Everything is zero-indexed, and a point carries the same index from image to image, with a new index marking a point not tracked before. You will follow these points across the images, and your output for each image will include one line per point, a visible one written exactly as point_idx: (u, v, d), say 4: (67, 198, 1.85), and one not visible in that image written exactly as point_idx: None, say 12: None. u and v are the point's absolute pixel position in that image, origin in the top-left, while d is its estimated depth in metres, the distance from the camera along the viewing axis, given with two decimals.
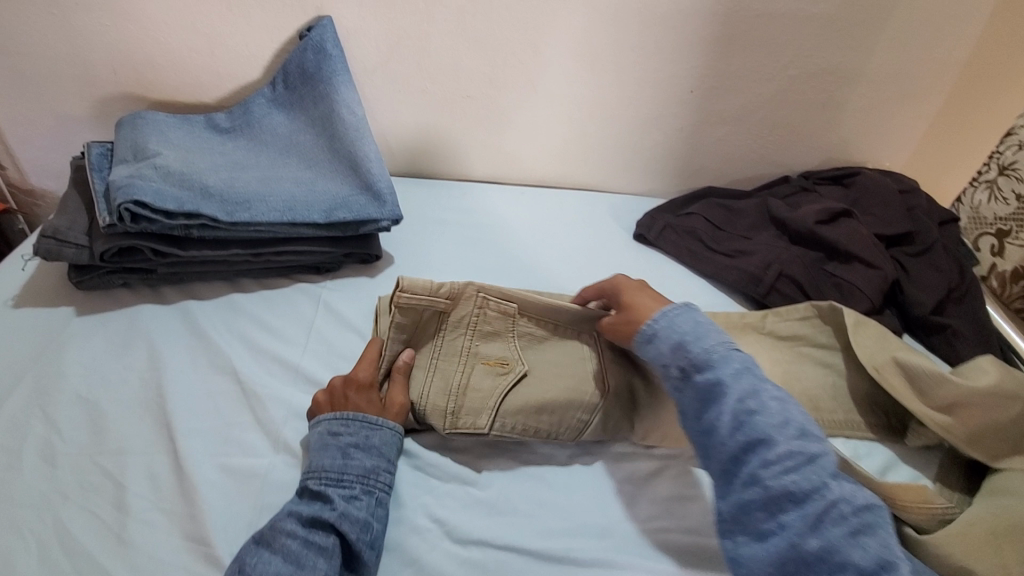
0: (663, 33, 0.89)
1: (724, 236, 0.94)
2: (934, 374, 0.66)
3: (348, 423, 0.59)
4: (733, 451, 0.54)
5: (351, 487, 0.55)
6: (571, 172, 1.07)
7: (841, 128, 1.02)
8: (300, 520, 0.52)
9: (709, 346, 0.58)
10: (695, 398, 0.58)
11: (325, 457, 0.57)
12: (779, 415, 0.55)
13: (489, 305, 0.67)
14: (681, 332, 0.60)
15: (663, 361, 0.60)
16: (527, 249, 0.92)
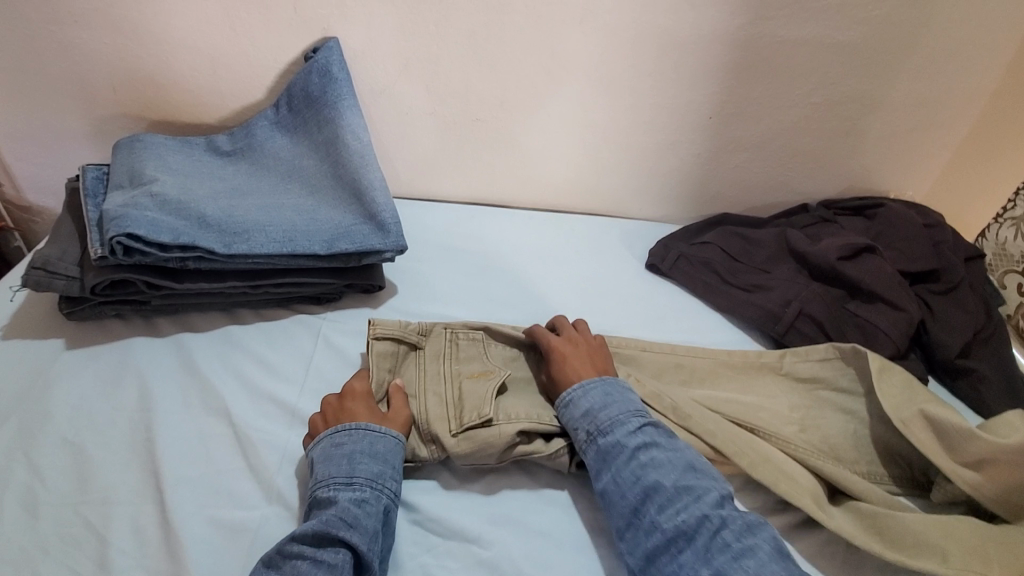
0: (680, 57, 0.86)
1: (740, 268, 0.91)
2: (963, 429, 0.63)
3: (358, 434, 0.58)
4: (633, 502, 0.56)
5: (360, 498, 0.53)
6: (581, 197, 1.03)
7: (863, 156, 0.99)
8: (310, 536, 0.50)
9: (610, 411, 0.62)
10: (598, 458, 0.60)
11: (333, 469, 0.56)
12: (666, 461, 0.58)
13: (457, 337, 0.71)
14: (587, 397, 0.64)
15: (574, 425, 0.63)
16: (536, 277, 0.89)
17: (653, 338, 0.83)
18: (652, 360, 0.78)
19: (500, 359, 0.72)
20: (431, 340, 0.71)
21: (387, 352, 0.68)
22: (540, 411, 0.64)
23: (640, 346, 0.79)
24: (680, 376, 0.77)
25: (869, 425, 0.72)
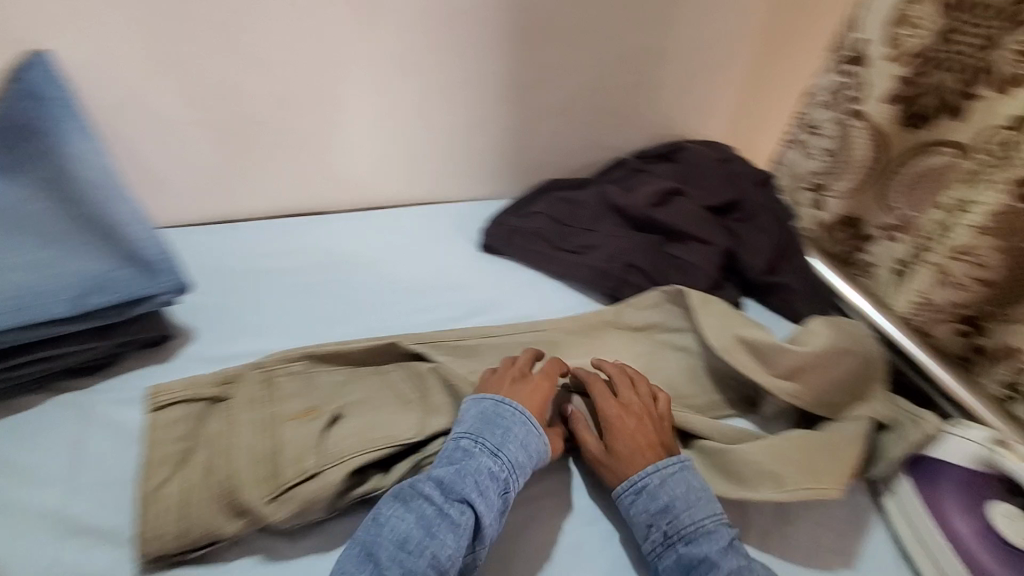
0: (468, 29, 0.84)
1: (569, 231, 0.91)
2: (773, 345, 0.68)
3: (526, 425, 0.59)
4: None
5: (503, 474, 0.56)
6: (400, 186, 0.96)
7: (663, 104, 1.03)
8: (464, 492, 0.53)
9: (700, 519, 0.56)
10: (677, 565, 0.55)
11: (499, 438, 0.57)
12: None
13: (272, 373, 0.65)
14: (673, 491, 0.58)
15: (646, 520, 0.57)
16: (359, 287, 0.81)
17: (496, 321, 0.80)
18: (496, 345, 0.74)
19: (330, 386, 0.65)
20: (241, 384, 0.63)
21: (180, 418, 0.59)
22: (375, 437, 0.58)
23: (482, 333, 0.75)
24: None
25: (702, 358, 0.75)
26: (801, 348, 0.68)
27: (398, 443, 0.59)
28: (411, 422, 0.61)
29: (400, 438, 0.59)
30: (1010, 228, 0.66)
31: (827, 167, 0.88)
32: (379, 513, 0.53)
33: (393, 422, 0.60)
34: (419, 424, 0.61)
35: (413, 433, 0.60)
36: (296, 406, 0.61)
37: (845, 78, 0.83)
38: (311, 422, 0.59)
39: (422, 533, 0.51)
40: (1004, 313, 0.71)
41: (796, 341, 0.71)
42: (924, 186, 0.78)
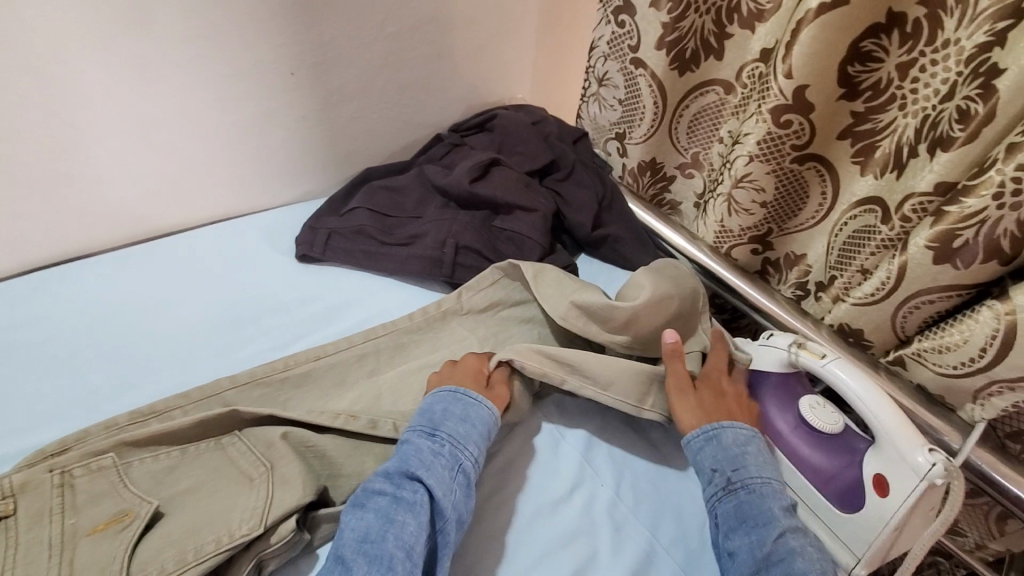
0: (213, 11, 0.70)
1: (395, 223, 0.85)
2: (604, 305, 0.69)
3: (461, 400, 0.60)
4: (755, 563, 0.52)
5: (446, 449, 0.56)
6: (197, 207, 0.85)
7: (467, 72, 1.00)
8: (411, 472, 0.53)
9: (758, 480, 0.58)
10: (734, 510, 0.56)
11: (435, 421, 0.58)
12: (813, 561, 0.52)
13: (69, 473, 0.51)
14: (746, 450, 0.60)
15: (713, 465, 0.59)
16: (160, 334, 0.70)
17: (330, 338, 0.73)
18: (332, 365, 0.68)
19: (146, 479, 0.53)
20: (28, 494, 0.49)
21: None
22: (200, 542, 0.48)
23: (312, 356, 0.67)
24: (369, 365, 0.69)
25: (548, 325, 0.76)
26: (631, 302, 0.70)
27: (229, 537, 0.49)
28: (254, 505, 0.51)
29: (233, 531, 0.49)
30: (775, 152, 0.73)
31: (624, 116, 0.93)
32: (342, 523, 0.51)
33: (228, 515, 0.50)
34: (262, 509, 0.51)
35: (246, 525, 0.49)
36: (101, 511, 0.50)
37: (621, 28, 0.85)
38: (119, 534, 0.48)
39: (382, 521, 0.50)
40: (780, 227, 0.82)
41: (625, 293, 0.74)
42: (702, 124, 0.87)
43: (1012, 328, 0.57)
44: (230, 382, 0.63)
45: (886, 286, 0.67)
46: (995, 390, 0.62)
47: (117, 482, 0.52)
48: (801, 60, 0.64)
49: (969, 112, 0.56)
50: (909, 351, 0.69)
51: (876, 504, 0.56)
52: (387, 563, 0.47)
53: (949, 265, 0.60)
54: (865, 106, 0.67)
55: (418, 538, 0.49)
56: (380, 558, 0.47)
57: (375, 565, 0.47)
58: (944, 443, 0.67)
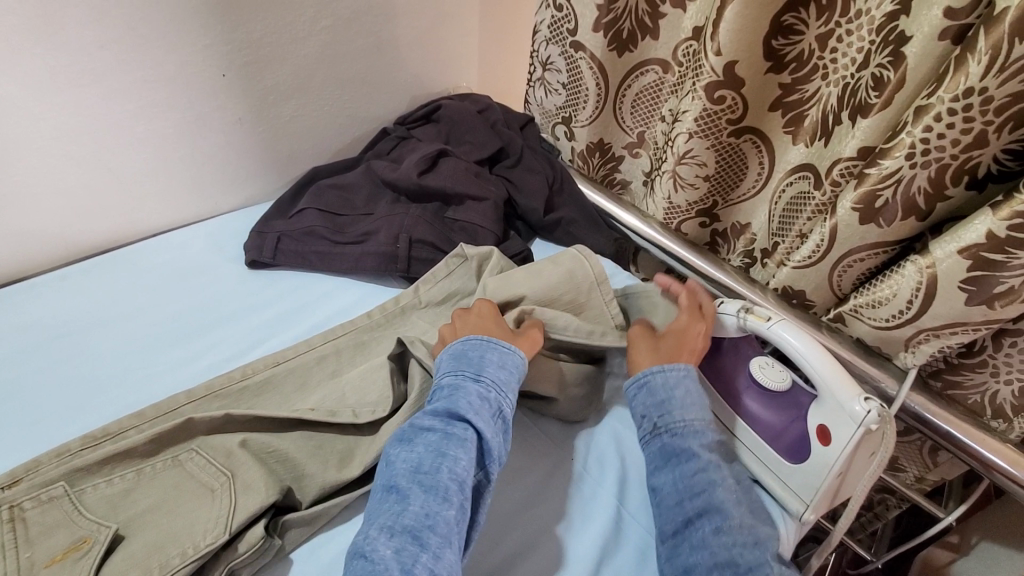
0: (134, 13, 0.67)
1: (346, 221, 0.84)
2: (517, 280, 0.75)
3: (498, 350, 0.63)
4: (678, 497, 0.57)
5: (490, 393, 0.60)
6: (135, 219, 0.82)
7: (408, 63, 0.99)
8: (460, 412, 0.57)
9: (685, 419, 0.62)
10: (659, 452, 0.61)
11: (476, 365, 0.61)
12: (732, 495, 0.57)
13: (22, 506, 0.50)
14: (674, 390, 0.64)
15: (643, 412, 0.64)
16: (107, 354, 0.67)
17: (290, 343, 0.72)
18: (292, 370, 0.67)
19: (103, 503, 0.52)
20: None
21: None
22: (167, 557, 0.48)
23: (269, 363, 0.66)
24: (331, 367, 0.69)
25: None
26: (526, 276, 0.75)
27: (192, 551, 0.49)
28: (218, 516, 0.51)
29: (195, 545, 0.49)
30: (712, 129, 0.75)
31: (568, 100, 0.94)
32: (389, 454, 0.56)
33: (190, 529, 0.50)
34: (226, 518, 0.51)
35: (209, 536, 0.50)
36: (60, 539, 0.49)
37: (559, 12, 0.85)
38: (79, 561, 0.47)
39: (434, 455, 0.54)
40: (724, 200, 0.85)
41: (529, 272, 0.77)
42: (644, 103, 0.89)
43: (934, 279, 0.62)
44: (188, 396, 0.62)
45: (820, 250, 0.71)
46: (923, 337, 0.67)
47: (72, 510, 0.51)
48: (728, 38, 0.66)
49: (883, 80, 0.59)
50: (847, 308, 0.74)
51: (819, 452, 0.60)
52: (442, 492, 0.52)
53: (875, 224, 0.64)
54: (791, 77, 0.70)
55: (469, 473, 0.54)
56: (435, 489, 0.52)
57: (430, 496, 0.52)
58: (883, 389, 0.73)
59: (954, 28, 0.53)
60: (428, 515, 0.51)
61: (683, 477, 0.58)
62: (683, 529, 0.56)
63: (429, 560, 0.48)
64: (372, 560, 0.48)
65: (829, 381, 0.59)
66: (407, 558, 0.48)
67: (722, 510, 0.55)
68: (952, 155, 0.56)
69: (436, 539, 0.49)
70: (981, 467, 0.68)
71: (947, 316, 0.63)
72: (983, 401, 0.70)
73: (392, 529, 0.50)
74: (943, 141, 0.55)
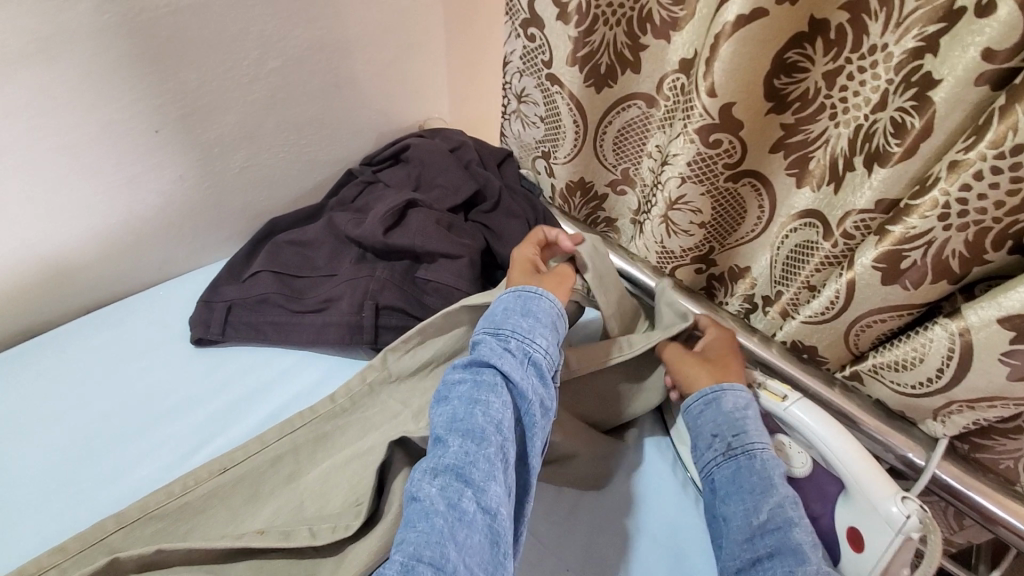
0: (35, 74, 0.58)
1: (305, 284, 0.75)
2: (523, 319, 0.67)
3: (519, 294, 0.61)
4: (748, 530, 0.52)
5: (517, 337, 0.57)
6: (66, 293, 0.74)
7: (370, 100, 0.89)
8: (486, 358, 0.55)
9: (762, 442, 0.56)
10: (732, 478, 0.56)
11: (501, 317, 0.59)
12: (813, 535, 0.51)
13: None
14: (746, 412, 0.58)
15: (711, 430, 0.59)
16: (31, 469, 0.60)
17: (240, 440, 0.64)
18: (240, 478, 0.58)
19: None
20: None
21: None
22: None
23: (214, 472, 0.58)
24: (287, 469, 0.60)
25: None
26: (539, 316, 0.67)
27: None
28: None
29: None
30: (708, 173, 0.67)
31: (548, 134, 0.85)
32: (431, 409, 0.56)
33: None
34: None
35: None
36: None
37: (532, 42, 0.76)
38: None
39: (466, 403, 0.53)
40: (721, 244, 0.76)
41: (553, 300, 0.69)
42: (629, 141, 0.80)
43: (969, 348, 0.54)
44: (116, 523, 0.54)
45: (834, 308, 0.64)
46: (955, 408, 0.60)
47: None
48: (723, 78, 0.57)
49: (904, 126, 0.51)
50: (864, 367, 0.66)
51: (854, 558, 0.54)
52: (479, 434, 0.51)
53: (898, 286, 0.57)
54: (794, 117, 0.61)
55: (505, 414, 0.52)
56: (472, 432, 0.51)
57: (468, 437, 0.51)
58: (909, 460, 0.65)
59: (992, 74, 0.45)
60: (467, 454, 0.50)
61: (757, 509, 0.53)
62: (751, 567, 0.51)
63: (473, 496, 0.48)
64: (421, 500, 0.49)
65: (861, 479, 0.52)
66: (451, 494, 0.48)
67: (798, 553, 0.50)
68: (992, 218, 0.48)
69: (478, 479, 0.49)
70: (981, 517, 0.62)
71: (986, 389, 0.55)
72: (1017, 467, 0.62)
73: (436, 471, 0.50)
74: (981, 203, 0.48)
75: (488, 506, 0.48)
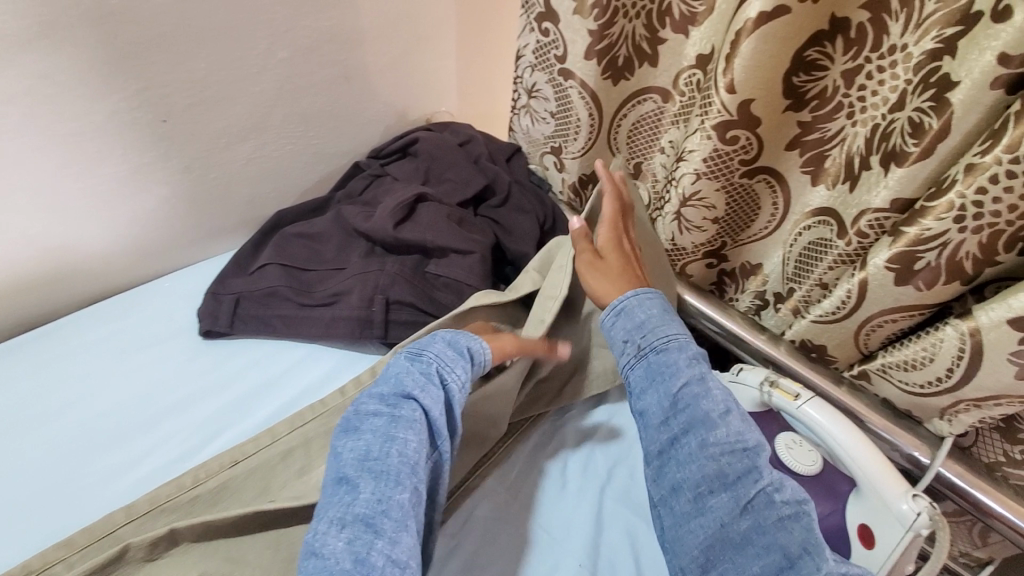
0: (42, 58, 0.57)
1: (314, 277, 0.75)
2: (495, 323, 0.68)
3: (471, 339, 0.60)
4: (663, 414, 0.53)
5: (439, 366, 0.56)
6: (70, 284, 0.74)
7: (379, 92, 0.89)
8: (408, 391, 0.53)
9: (671, 333, 0.57)
10: (644, 373, 0.56)
11: (427, 342, 0.58)
12: (721, 400, 0.53)
13: None
14: (656, 316, 0.59)
15: (623, 336, 0.58)
16: (38, 461, 0.59)
17: (249, 433, 0.64)
18: (251, 471, 0.58)
19: None
20: None
21: None
22: None
23: (224, 465, 0.58)
24: (299, 463, 0.60)
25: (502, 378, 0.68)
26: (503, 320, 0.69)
27: None
28: None
29: None
30: (723, 170, 0.67)
31: (558, 130, 0.84)
32: (336, 447, 0.52)
33: None
34: None
35: None
36: None
37: (545, 37, 0.76)
38: None
39: (382, 440, 0.50)
40: (734, 239, 0.77)
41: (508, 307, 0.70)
42: (642, 134, 0.80)
43: (979, 347, 0.54)
44: (126, 516, 0.53)
45: (848, 304, 0.64)
46: (962, 408, 0.60)
47: None
48: (743, 75, 0.57)
49: (922, 126, 0.51)
50: (873, 366, 0.67)
51: (862, 555, 0.54)
52: (394, 477, 0.48)
53: (910, 286, 0.57)
54: (812, 116, 0.61)
55: (420, 454, 0.50)
56: (385, 473, 0.48)
57: (381, 481, 0.48)
58: (913, 457, 0.66)
59: (1009, 76, 0.45)
60: (381, 500, 0.47)
61: (668, 392, 0.54)
62: (670, 447, 0.52)
63: (385, 547, 0.44)
64: (323, 556, 0.44)
65: (875, 478, 0.53)
66: (360, 548, 0.44)
67: (710, 425, 0.51)
68: (1006, 220, 0.48)
69: (390, 527, 0.46)
70: (977, 511, 0.63)
71: (994, 388, 0.56)
72: None
73: (343, 521, 0.46)
74: (998, 205, 0.48)
75: (399, 559, 0.44)
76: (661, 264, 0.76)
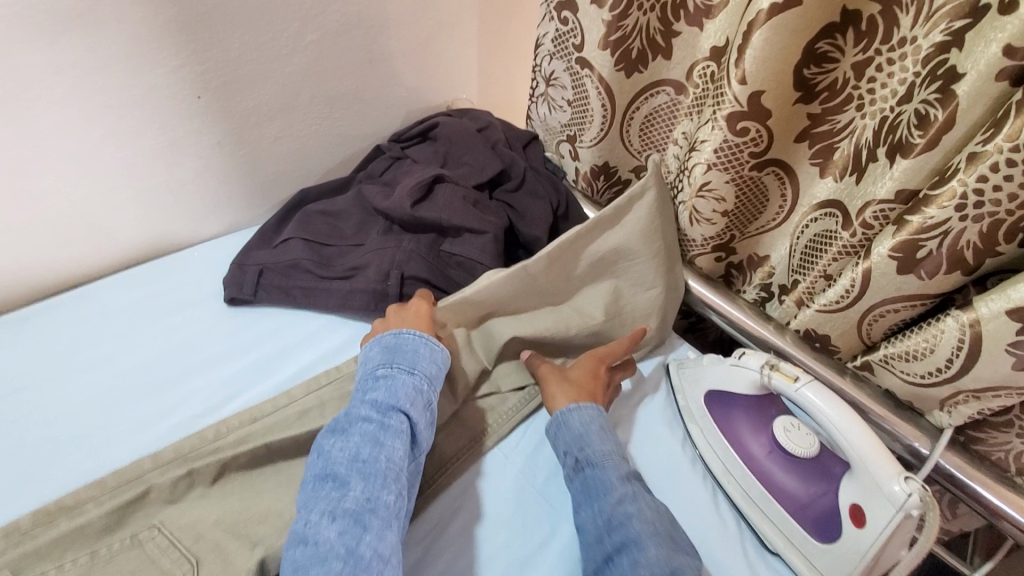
0: (90, 35, 0.61)
1: (334, 252, 0.78)
2: (501, 301, 0.72)
3: (430, 345, 0.63)
4: (598, 532, 0.55)
5: (423, 387, 0.60)
6: (107, 252, 0.78)
7: (402, 77, 0.91)
8: (397, 403, 0.57)
9: (602, 449, 0.61)
10: (582, 487, 0.59)
11: (410, 359, 0.61)
12: (650, 520, 0.55)
13: None
14: (590, 426, 0.63)
15: (564, 449, 0.62)
16: (74, 410, 0.63)
17: (268, 394, 0.68)
18: (269, 429, 0.62)
19: None
20: None
21: None
22: None
23: (246, 420, 0.62)
24: (314, 423, 0.63)
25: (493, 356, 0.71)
26: (505, 300, 0.72)
27: None
28: None
29: None
30: (733, 161, 0.68)
31: (574, 118, 0.86)
32: (323, 446, 0.55)
33: None
34: None
35: None
36: None
37: (564, 26, 0.78)
38: None
39: (371, 443, 0.54)
40: (742, 232, 0.77)
41: (511, 291, 0.72)
42: (656, 125, 0.81)
43: (977, 339, 0.55)
44: (154, 462, 0.57)
45: (851, 294, 0.65)
46: (960, 399, 0.61)
47: None
48: (754, 66, 0.59)
49: (928, 118, 0.52)
50: (875, 357, 0.67)
51: (854, 534, 0.56)
52: (381, 479, 0.52)
53: (913, 275, 0.58)
54: (822, 108, 0.62)
55: (404, 460, 0.54)
56: (374, 475, 0.52)
57: (371, 481, 0.52)
58: (915, 449, 0.66)
59: (1011, 68, 0.46)
60: (369, 499, 0.51)
61: (603, 508, 0.56)
62: (605, 567, 0.53)
63: (372, 541, 0.48)
64: (315, 544, 0.48)
65: (867, 459, 0.55)
66: (350, 539, 0.48)
67: (640, 544, 0.53)
68: (1006, 210, 0.50)
69: (375, 529, 0.49)
70: (983, 509, 0.62)
71: (991, 379, 0.56)
72: (1006, 459, 0.64)
73: (334, 514, 0.50)
74: (997, 194, 0.49)
75: (384, 554, 0.48)
76: (673, 257, 0.79)
